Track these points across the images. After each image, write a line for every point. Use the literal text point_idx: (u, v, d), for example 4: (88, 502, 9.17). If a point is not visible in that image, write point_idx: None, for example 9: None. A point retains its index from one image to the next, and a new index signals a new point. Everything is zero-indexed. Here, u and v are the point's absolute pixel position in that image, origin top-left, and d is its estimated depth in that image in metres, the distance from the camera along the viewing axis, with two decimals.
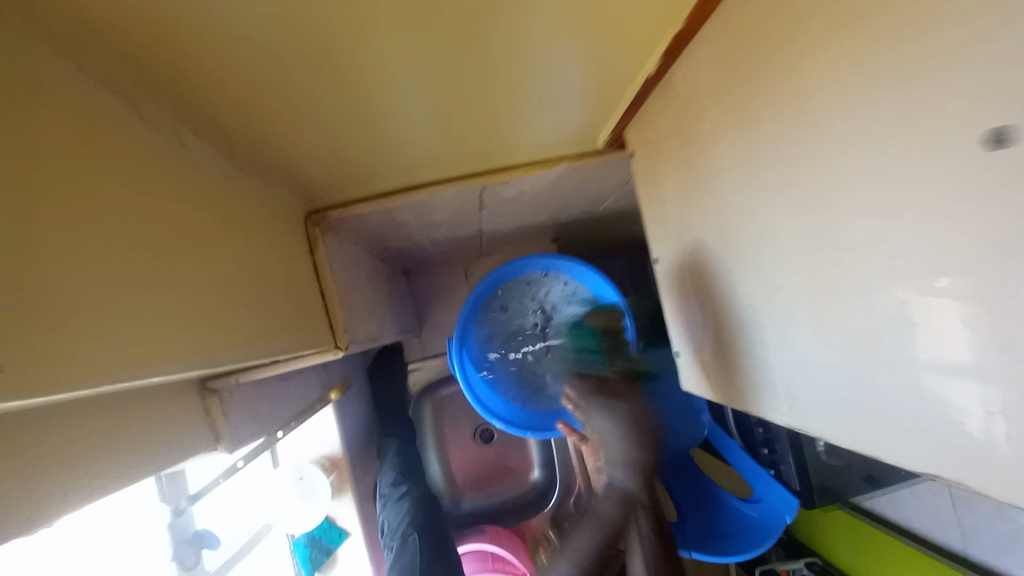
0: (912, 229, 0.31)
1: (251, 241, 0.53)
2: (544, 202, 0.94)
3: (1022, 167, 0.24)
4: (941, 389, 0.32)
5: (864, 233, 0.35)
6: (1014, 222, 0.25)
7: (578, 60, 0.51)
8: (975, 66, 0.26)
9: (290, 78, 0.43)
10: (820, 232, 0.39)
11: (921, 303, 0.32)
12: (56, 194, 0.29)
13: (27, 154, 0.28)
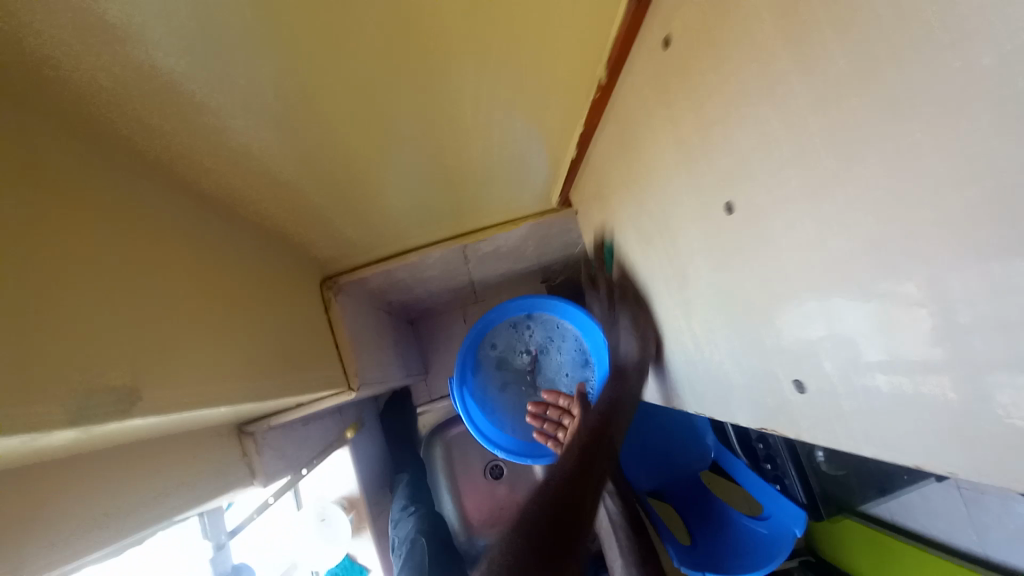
0: (843, 231, 0.30)
1: (280, 305, 0.68)
2: (521, 252, 1.09)
3: (782, 206, 0.34)
4: (935, 385, 0.27)
5: (802, 241, 0.34)
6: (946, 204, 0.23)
7: (520, 148, 0.68)
8: (735, 148, 0.38)
9: (308, 185, 0.60)
10: (759, 243, 0.40)
11: (897, 303, 0.28)
12: (163, 281, 0.44)
13: (149, 258, 0.44)
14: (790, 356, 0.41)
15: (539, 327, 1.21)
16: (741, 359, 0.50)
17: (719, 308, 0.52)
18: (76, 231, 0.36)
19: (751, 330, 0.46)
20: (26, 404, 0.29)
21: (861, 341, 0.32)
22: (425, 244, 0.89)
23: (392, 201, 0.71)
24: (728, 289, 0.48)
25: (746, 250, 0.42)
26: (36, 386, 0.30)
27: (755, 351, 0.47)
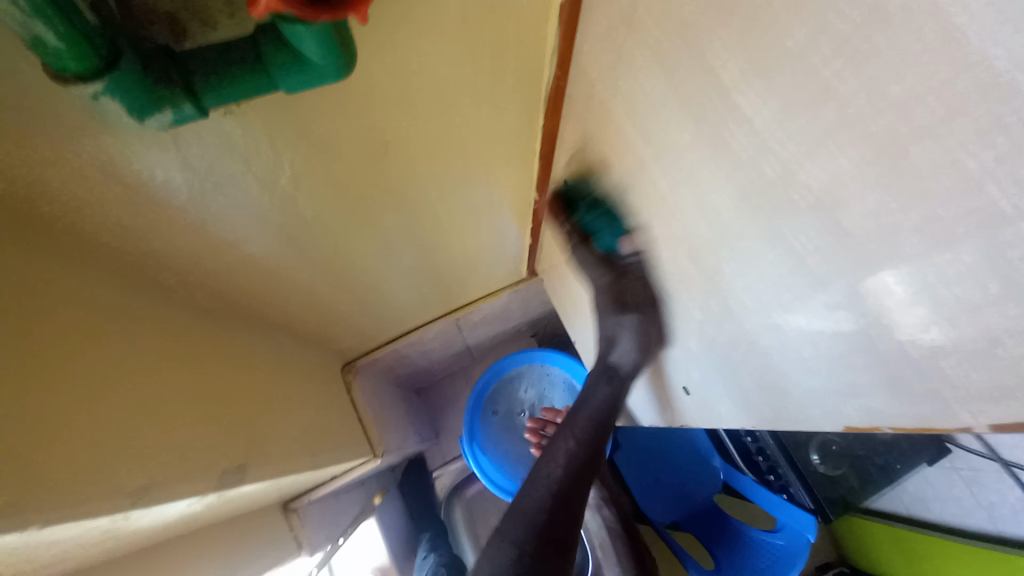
0: (765, 231, 0.34)
1: (322, 392, 0.83)
2: (505, 316, 1.27)
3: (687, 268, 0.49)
4: (936, 344, 0.27)
5: (729, 238, 0.38)
6: (849, 201, 0.26)
7: (495, 245, 0.87)
8: (627, 243, 0.55)
9: (336, 304, 0.77)
10: (697, 257, 0.45)
11: (868, 283, 0.28)
12: (262, 390, 0.60)
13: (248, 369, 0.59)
14: (779, 339, 0.41)
15: (529, 378, 1.36)
16: (732, 359, 0.52)
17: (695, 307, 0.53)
18: (215, 365, 0.52)
19: (730, 321, 0.47)
20: (208, 482, 0.44)
21: (859, 315, 0.31)
22: (423, 323, 1.06)
23: (396, 300, 0.88)
24: (700, 289, 0.49)
25: (691, 263, 0.47)
26: (214, 465, 0.45)
27: (739, 343, 0.48)
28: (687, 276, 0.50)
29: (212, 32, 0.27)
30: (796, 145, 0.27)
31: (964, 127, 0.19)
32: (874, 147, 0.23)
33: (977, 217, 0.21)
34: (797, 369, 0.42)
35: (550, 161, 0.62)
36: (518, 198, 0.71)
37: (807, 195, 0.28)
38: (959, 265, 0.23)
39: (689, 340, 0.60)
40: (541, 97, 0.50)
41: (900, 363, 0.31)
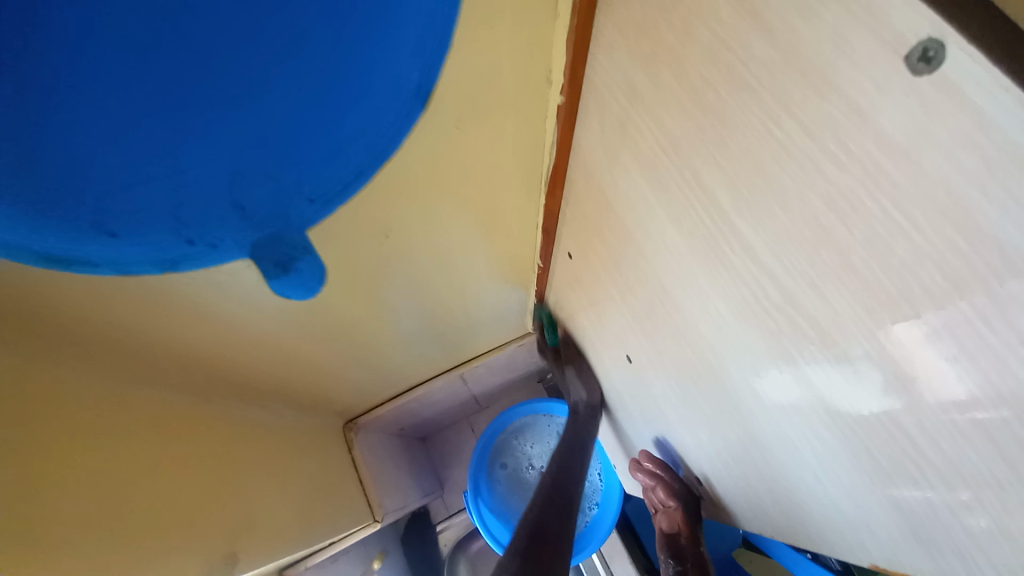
0: (759, 305, 0.31)
1: (319, 456, 0.81)
2: (511, 367, 1.25)
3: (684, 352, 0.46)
4: (972, 452, 0.22)
5: (720, 315, 0.36)
6: (868, 301, 0.23)
7: (500, 305, 0.86)
8: (630, 318, 0.54)
9: (336, 369, 0.76)
10: (687, 337, 0.43)
11: (891, 364, 0.24)
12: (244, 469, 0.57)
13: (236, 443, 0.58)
14: (779, 419, 0.37)
15: (537, 426, 1.33)
16: (732, 439, 0.48)
17: (682, 376, 0.50)
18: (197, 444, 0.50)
19: (725, 397, 0.43)
20: None
21: (872, 398, 0.26)
22: (426, 378, 1.05)
23: (398, 360, 0.86)
24: (690, 361, 0.46)
25: (686, 345, 0.45)
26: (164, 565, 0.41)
27: (734, 418, 0.44)
28: (687, 367, 0.47)
29: None
30: (792, 269, 0.26)
31: (967, 242, 0.17)
32: (874, 288, 0.22)
33: (962, 334, 0.19)
34: (798, 452, 0.37)
35: (551, 233, 0.62)
36: (521, 263, 0.71)
37: (812, 317, 0.27)
38: (956, 405, 0.22)
39: (690, 426, 0.56)
40: (538, 177, 0.51)
41: (933, 510, 0.27)
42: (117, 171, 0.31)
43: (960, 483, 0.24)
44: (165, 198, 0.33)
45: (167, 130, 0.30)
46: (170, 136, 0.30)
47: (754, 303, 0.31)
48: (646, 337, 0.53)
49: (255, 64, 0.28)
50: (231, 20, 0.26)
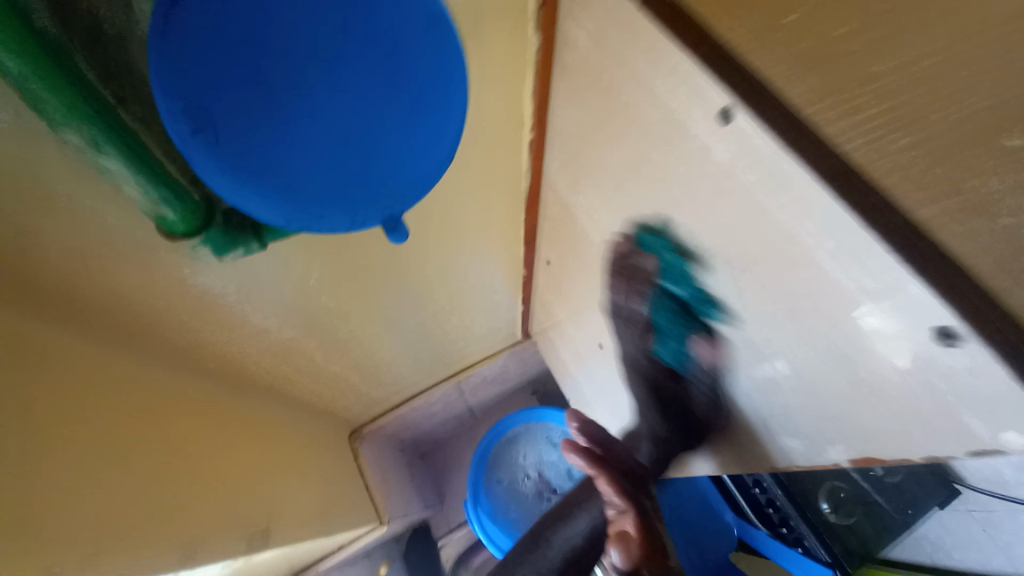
0: (696, 249, 0.36)
1: (331, 460, 0.87)
2: (504, 376, 1.32)
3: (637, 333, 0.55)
4: (901, 397, 0.27)
5: (657, 267, 0.42)
6: (752, 236, 0.29)
7: (491, 315, 0.95)
8: (602, 313, 0.63)
9: (345, 377, 0.83)
10: (630, 299, 0.50)
11: (851, 321, 0.26)
12: (274, 461, 0.64)
13: (266, 439, 0.64)
14: (715, 360, 0.42)
15: (532, 435, 1.39)
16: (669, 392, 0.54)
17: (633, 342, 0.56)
18: (236, 436, 0.57)
19: (666, 349, 0.49)
20: (216, 551, 0.47)
21: (832, 353, 0.30)
22: (425, 387, 1.12)
23: (398, 368, 0.93)
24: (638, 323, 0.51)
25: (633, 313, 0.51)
26: (219, 532, 0.48)
27: (679, 367, 0.50)
28: (634, 344, 0.57)
29: None
30: (697, 254, 0.36)
31: (801, 197, 0.24)
32: (744, 262, 0.32)
33: (836, 268, 0.25)
34: (730, 386, 0.43)
35: (532, 244, 0.72)
36: (508, 273, 0.80)
37: (705, 290, 0.38)
38: (897, 361, 0.25)
39: (633, 399, 0.67)
40: (518, 196, 0.61)
41: (784, 416, 0.39)
42: (224, 136, 0.28)
43: (877, 416, 0.29)
44: (247, 149, 0.29)
45: (304, 97, 0.30)
46: (305, 91, 0.29)
47: (691, 253, 0.36)
48: (604, 318, 0.62)
49: (406, 61, 0.31)
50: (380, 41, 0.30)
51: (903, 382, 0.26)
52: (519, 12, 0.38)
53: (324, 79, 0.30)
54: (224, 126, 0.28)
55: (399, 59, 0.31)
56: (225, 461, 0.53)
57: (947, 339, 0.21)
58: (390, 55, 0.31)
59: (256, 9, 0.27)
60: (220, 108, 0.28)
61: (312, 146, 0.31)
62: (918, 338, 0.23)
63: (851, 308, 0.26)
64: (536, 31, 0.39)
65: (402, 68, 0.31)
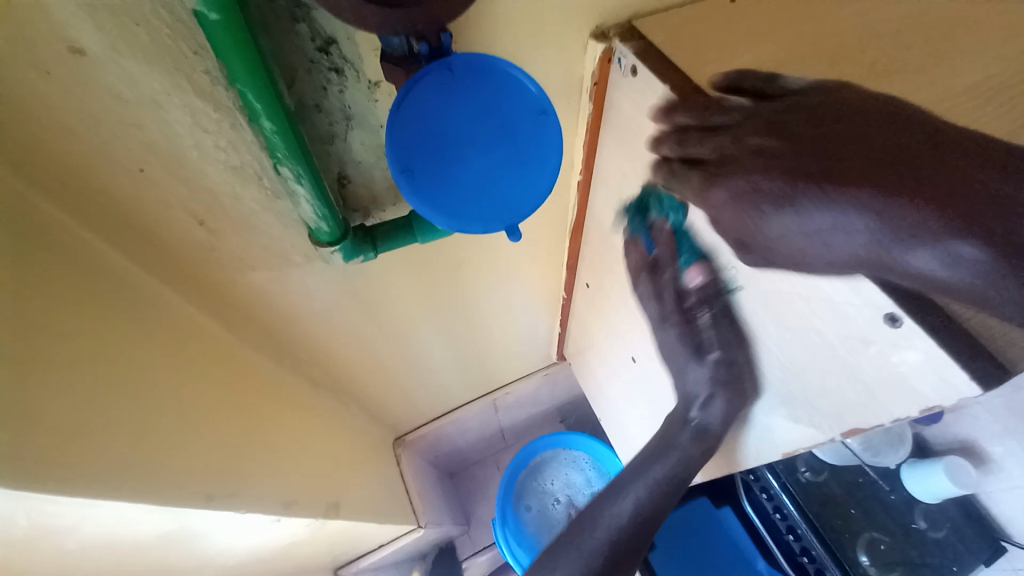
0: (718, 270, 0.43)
1: (379, 460, 0.94)
2: (536, 399, 1.38)
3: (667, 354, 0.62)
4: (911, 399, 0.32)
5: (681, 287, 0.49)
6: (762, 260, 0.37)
7: (529, 335, 1.03)
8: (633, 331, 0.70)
9: (399, 384, 0.92)
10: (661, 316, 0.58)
11: (882, 338, 0.31)
12: (339, 448, 0.72)
13: (334, 428, 0.73)
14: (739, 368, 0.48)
15: (563, 460, 1.44)
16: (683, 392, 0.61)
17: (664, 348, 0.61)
18: (314, 419, 0.66)
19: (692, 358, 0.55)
20: (303, 509, 0.54)
21: (853, 362, 0.35)
22: (464, 401, 1.20)
23: (444, 380, 1.02)
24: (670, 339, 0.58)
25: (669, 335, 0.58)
26: (304, 494, 0.56)
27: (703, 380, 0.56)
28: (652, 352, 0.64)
29: (376, 206, 0.46)
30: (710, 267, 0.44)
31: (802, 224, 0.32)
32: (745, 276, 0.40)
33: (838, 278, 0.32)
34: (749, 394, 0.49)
35: (574, 269, 0.80)
36: (549, 295, 0.89)
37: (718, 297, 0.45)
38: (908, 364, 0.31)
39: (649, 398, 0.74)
40: (564, 227, 0.70)
41: (782, 409, 0.45)
42: (422, 173, 0.35)
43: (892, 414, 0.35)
44: (436, 185, 0.35)
45: (467, 142, 0.35)
46: (472, 137, 0.35)
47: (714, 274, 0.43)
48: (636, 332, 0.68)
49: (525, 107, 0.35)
50: (514, 96, 0.35)
51: (867, 364, 0.33)
52: (575, 88, 0.48)
53: (479, 127, 0.35)
54: (412, 168, 0.34)
55: (519, 124, 0.36)
56: (306, 439, 0.61)
57: (891, 321, 0.30)
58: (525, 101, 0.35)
59: (445, 77, 0.32)
60: (412, 153, 0.34)
61: (475, 175, 0.36)
62: (874, 326, 0.31)
63: (829, 308, 0.34)
64: (588, 100, 0.49)
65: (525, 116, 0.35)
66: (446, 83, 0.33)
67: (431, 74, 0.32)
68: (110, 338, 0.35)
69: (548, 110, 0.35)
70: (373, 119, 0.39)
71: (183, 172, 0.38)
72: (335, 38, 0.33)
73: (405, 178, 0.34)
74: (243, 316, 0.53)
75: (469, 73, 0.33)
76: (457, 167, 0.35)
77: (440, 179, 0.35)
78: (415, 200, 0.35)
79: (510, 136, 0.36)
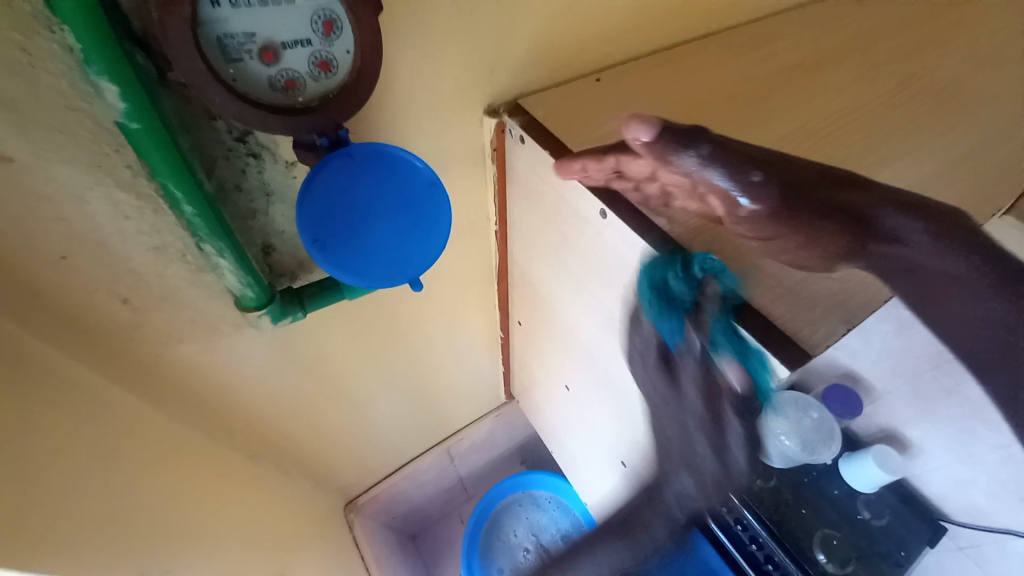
0: (605, 293, 0.50)
1: (328, 527, 0.91)
2: (492, 442, 1.38)
3: (589, 376, 0.68)
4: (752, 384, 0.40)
5: (586, 311, 0.57)
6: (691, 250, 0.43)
7: (474, 379, 1.06)
8: (562, 361, 0.75)
9: (345, 444, 0.91)
10: (579, 340, 0.64)
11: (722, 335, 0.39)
12: (283, 517, 0.70)
13: (276, 498, 0.71)
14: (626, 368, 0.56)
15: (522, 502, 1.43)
16: (609, 408, 0.67)
17: (586, 368, 0.68)
18: (252, 491, 0.65)
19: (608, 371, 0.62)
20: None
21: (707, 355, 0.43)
22: (417, 453, 1.19)
23: (392, 434, 1.01)
24: (589, 358, 0.65)
25: (588, 356, 0.64)
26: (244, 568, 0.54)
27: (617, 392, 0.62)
28: (582, 373, 0.70)
29: (302, 270, 0.49)
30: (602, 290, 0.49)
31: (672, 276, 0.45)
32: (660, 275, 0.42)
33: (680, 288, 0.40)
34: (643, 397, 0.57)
35: (506, 310, 0.86)
36: (487, 337, 0.93)
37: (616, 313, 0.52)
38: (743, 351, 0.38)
39: (586, 421, 0.79)
40: (491, 272, 0.77)
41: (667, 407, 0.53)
42: (328, 239, 0.39)
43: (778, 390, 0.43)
44: (344, 249, 0.40)
45: (368, 210, 0.40)
46: (371, 204, 0.40)
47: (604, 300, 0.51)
48: (564, 360, 0.74)
49: (415, 176, 0.41)
50: (404, 169, 0.40)
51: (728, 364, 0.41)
52: (479, 155, 0.55)
53: (377, 196, 0.40)
54: (323, 237, 0.39)
55: (420, 194, 0.42)
56: (243, 512, 0.60)
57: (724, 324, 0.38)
58: (416, 172, 0.41)
59: (344, 161, 0.37)
60: (323, 226, 0.38)
61: (378, 236, 0.41)
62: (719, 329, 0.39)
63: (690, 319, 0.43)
64: (492, 163, 0.57)
65: (416, 182, 0.41)
66: (348, 167, 0.38)
67: (337, 161, 0.37)
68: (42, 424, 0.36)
69: (441, 183, 0.41)
70: (292, 194, 0.43)
71: (111, 255, 0.40)
72: (250, 130, 0.37)
73: (318, 249, 0.39)
74: (170, 391, 0.53)
75: (372, 156, 0.38)
76: (366, 234, 0.40)
77: (346, 243, 0.40)
78: (329, 265, 0.39)
79: (410, 206, 0.41)
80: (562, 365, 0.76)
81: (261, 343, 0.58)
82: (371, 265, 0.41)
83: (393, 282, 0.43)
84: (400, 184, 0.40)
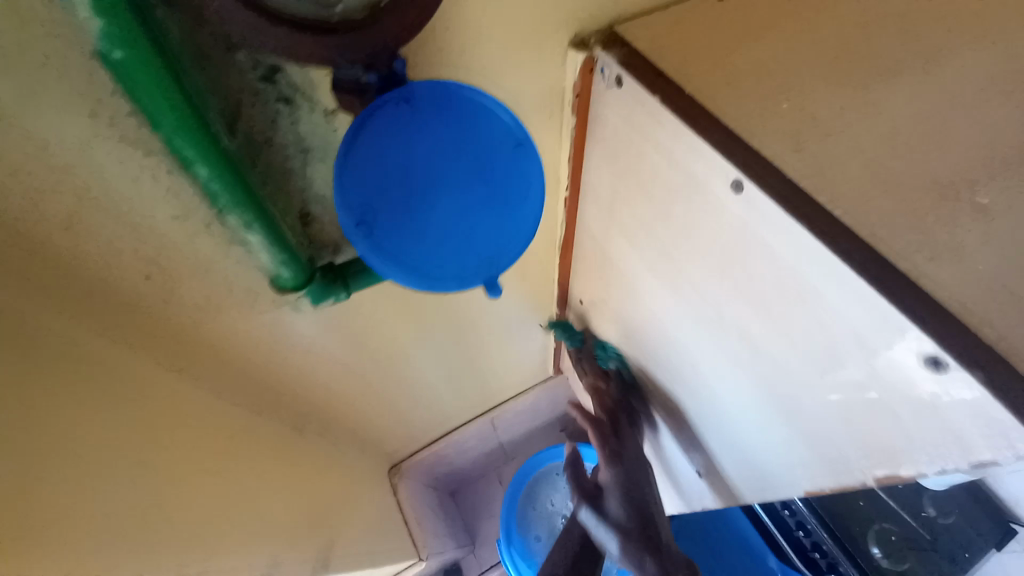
0: (705, 285, 0.40)
1: (373, 492, 0.91)
2: (535, 412, 1.35)
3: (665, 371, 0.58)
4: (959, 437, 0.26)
5: (674, 303, 0.46)
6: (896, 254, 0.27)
7: (523, 352, 0.99)
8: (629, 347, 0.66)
9: (390, 414, 0.88)
10: (658, 332, 0.54)
11: (930, 377, 0.26)
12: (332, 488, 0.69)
13: (326, 467, 0.70)
14: (723, 379, 0.45)
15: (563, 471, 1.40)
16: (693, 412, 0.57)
17: (662, 364, 0.58)
18: (300, 464, 0.62)
19: (701, 378, 0.51)
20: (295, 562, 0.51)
21: (895, 377, 0.28)
22: (460, 422, 1.16)
23: (438, 404, 0.98)
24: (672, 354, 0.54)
25: (670, 352, 0.54)
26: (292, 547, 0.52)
27: (707, 399, 0.52)
28: (656, 369, 0.61)
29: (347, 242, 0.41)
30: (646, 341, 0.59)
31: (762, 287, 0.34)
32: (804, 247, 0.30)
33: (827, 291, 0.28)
34: (748, 414, 0.45)
35: (566, 286, 0.76)
36: (541, 312, 0.85)
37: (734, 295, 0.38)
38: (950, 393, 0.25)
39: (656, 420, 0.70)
40: (553, 243, 0.67)
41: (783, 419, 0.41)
42: (370, 215, 0.31)
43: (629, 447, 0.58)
44: (396, 233, 0.32)
45: (426, 178, 0.31)
46: (429, 171, 0.31)
47: (705, 293, 0.41)
48: (633, 347, 0.64)
49: (490, 131, 0.32)
50: (476, 120, 0.31)
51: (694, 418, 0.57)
52: (557, 101, 0.45)
53: (443, 167, 0.32)
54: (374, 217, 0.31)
55: (502, 161, 0.33)
56: (291, 486, 0.58)
57: (933, 364, 0.25)
58: (492, 123, 0.32)
59: (400, 103, 0.29)
60: (368, 200, 0.31)
61: (436, 211, 0.32)
62: (910, 369, 0.26)
63: (849, 338, 0.29)
64: (571, 112, 0.46)
65: (490, 137, 0.32)
66: (405, 117, 0.29)
67: (390, 107, 0.29)
68: (68, 418, 0.31)
69: (526, 143, 0.32)
70: (333, 151, 0.35)
71: (126, 220, 0.34)
72: (279, 65, 0.29)
73: (363, 230, 0.31)
74: (211, 367, 0.49)
75: (435, 103, 0.30)
76: (422, 215, 0.32)
77: (396, 222, 0.32)
78: (371, 253, 0.32)
79: (482, 173, 0.32)
80: (635, 356, 0.66)
81: (303, 318, 0.53)
82: (425, 251, 0.33)
83: (452, 279, 0.34)
84: (470, 144, 0.32)
